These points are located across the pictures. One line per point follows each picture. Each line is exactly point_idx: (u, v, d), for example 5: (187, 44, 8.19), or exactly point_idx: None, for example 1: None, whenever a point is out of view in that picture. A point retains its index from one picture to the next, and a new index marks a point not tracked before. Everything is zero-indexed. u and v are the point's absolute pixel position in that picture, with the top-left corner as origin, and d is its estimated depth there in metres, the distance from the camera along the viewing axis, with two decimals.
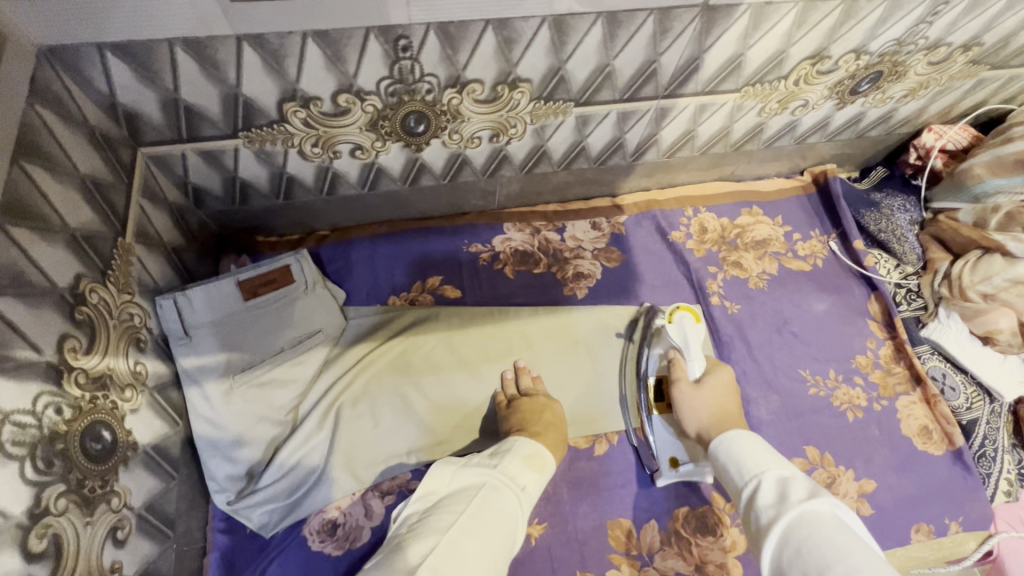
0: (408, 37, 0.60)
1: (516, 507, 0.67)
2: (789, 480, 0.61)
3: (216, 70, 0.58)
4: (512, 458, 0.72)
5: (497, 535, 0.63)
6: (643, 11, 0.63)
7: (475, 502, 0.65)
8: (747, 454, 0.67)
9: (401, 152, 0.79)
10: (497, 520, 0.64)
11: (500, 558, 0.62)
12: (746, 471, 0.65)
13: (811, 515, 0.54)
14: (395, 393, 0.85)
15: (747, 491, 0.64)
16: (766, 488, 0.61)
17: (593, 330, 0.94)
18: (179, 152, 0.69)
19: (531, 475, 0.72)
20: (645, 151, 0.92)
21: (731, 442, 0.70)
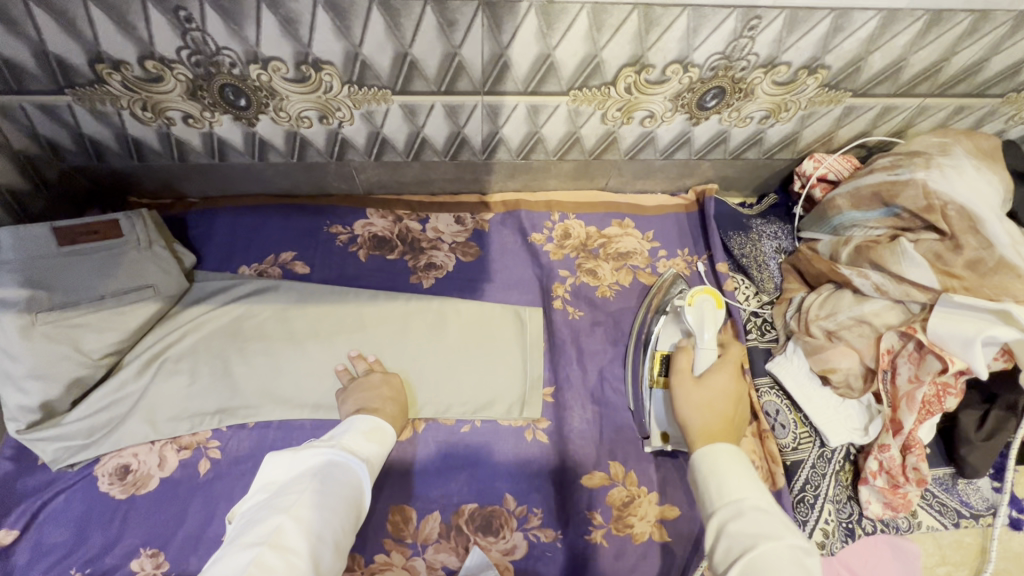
0: (186, 8, 0.64)
1: (362, 478, 0.67)
2: (758, 510, 0.53)
3: (15, 26, 0.65)
4: (350, 435, 0.72)
5: (342, 504, 0.62)
6: (417, 0, 0.65)
7: (321, 478, 0.63)
8: (729, 471, 0.58)
9: (235, 125, 0.83)
10: (341, 492, 0.63)
11: (348, 527, 0.62)
12: (722, 492, 0.56)
13: (781, 557, 0.49)
14: (219, 357, 0.88)
15: (712, 511, 0.56)
16: (744, 516, 0.53)
17: (429, 320, 0.93)
18: (18, 105, 0.77)
19: (373, 447, 0.72)
20: (495, 149, 0.93)
21: (718, 453, 0.60)
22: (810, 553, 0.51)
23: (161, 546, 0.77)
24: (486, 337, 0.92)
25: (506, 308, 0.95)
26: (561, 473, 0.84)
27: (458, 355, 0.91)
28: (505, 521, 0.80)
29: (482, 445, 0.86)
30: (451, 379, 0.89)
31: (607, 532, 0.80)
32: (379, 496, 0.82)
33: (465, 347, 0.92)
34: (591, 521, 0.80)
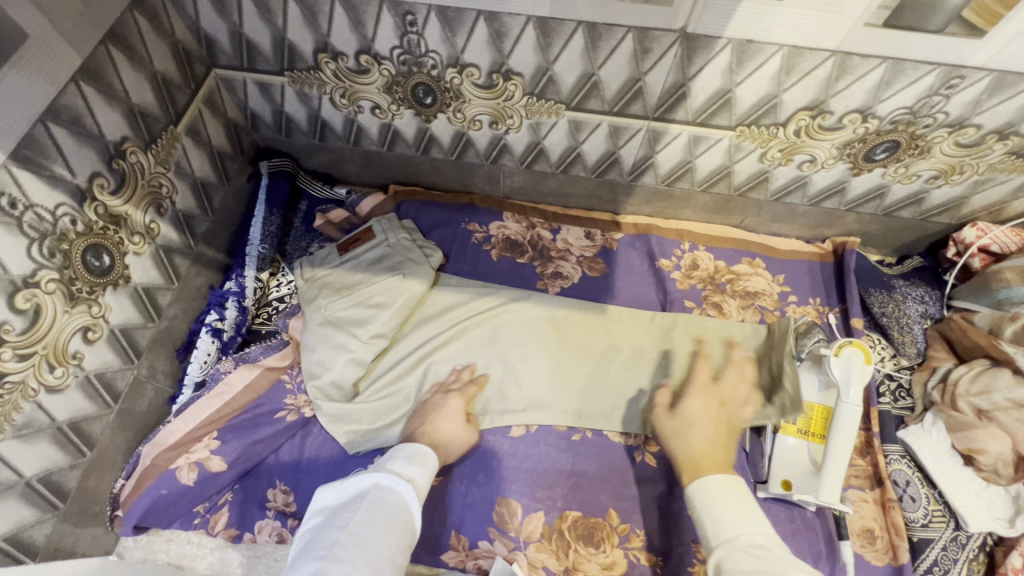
0: (414, 13, 0.71)
1: (408, 500, 0.69)
2: (756, 549, 0.60)
3: (268, 13, 0.75)
4: (393, 460, 0.74)
5: (391, 525, 0.65)
6: (621, 27, 0.69)
7: (368, 502, 0.66)
8: (723, 505, 0.64)
9: (414, 120, 0.91)
10: (391, 515, 0.66)
11: (400, 544, 0.64)
12: (725, 527, 0.63)
13: None
14: (460, 346, 0.93)
15: (717, 547, 0.62)
16: (740, 557, 0.59)
17: (584, 329, 0.96)
18: (242, 79, 0.88)
19: (417, 469, 0.74)
20: (642, 173, 0.95)
21: (708, 488, 0.66)
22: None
23: (293, 486, 0.82)
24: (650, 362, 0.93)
25: (664, 322, 0.96)
26: (667, 500, 0.83)
27: (615, 371, 0.92)
28: (607, 535, 0.81)
29: (592, 457, 0.87)
30: (614, 383, 0.91)
31: None
32: (488, 485, 0.85)
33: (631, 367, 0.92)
34: (695, 554, 0.79)
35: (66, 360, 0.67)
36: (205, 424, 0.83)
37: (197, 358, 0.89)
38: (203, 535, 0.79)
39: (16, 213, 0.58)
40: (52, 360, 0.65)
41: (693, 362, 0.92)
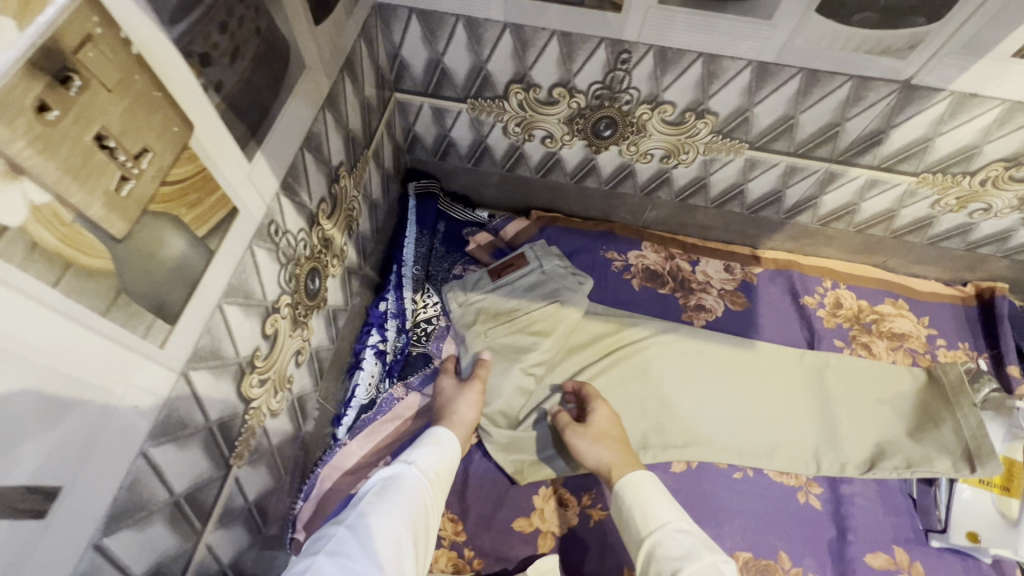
0: (631, 52, 0.72)
1: (425, 490, 0.63)
2: (682, 535, 0.61)
3: (477, 44, 0.76)
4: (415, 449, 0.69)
5: (396, 512, 0.56)
6: (842, 76, 0.69)
7: (371, 502, 0.57)
8: (649, 498, 0.66)
9: (582, 150, 0.91)
10: (402, 497, 0.59)
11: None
12: (650, 519, 0.64)
13: None
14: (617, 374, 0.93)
15: (643, 543, 0.63)
16: (669, 542, 0.60)
17: (734, 362, 0.96)
18: (419, 104, 0.89)
19: (425, 450, 0.68)
20: (800, 212, 0.96)
21: (633, 483, 0.68)
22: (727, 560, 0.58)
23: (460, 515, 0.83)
24: (804, 398, 0.93)
25: (814, 361, 0.96)
26: (838, 545, 0.82)
27: (770, 405, 0.92)
28: None
29: (755, 496, 0.86)
30: (771, 418, 0.91)
31: None
32: None
33: (785, 401, 0.92)
34: None
35: (284, 384, 0.66)
36: (376, 447, 0.84)
37: (363, 378, 0.89)
38: None
39: (277, 239, 0.57)
40: (277, 385, 0.64)
41: (852, 403, 0.91)
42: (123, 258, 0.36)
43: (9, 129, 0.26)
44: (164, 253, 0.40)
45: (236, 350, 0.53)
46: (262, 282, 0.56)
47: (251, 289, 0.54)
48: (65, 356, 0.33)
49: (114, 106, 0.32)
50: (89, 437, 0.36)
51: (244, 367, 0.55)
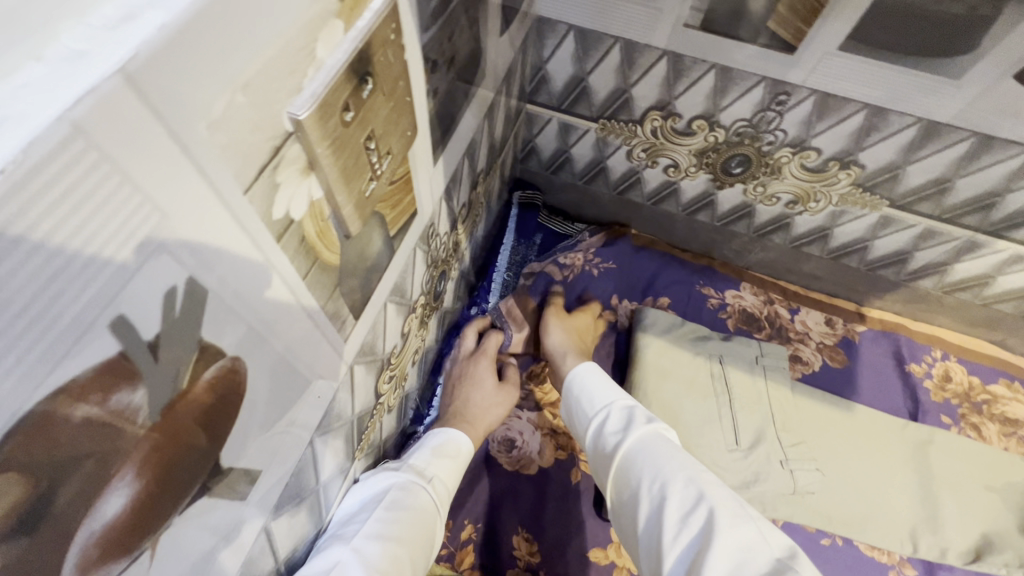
0: (790, 95, 0.70)
1: (427, 498, 0.64)
2: (624, 407, 0.69)
3: (627, 68, 0.75)
4: (420, 452, 0.69)
5: (405, 534, 0.58)
6: (1020, 146, 0.65)
7: (387, 513, 0.59)
8: (600, 384, 0.74)
9: (705, 184, 0.89)
10: (410, 517, 0.60)
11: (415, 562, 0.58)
12: (596, 402, 0.71)
13: (653, 439, 0.63)
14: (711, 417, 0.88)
15: (588, 427, 0.71)
16: (613, 416, 0.68)
17: (829, 420, 0.91)
18: (548, 117, 0.89)
19: (443, 462, 0.70)
20: (924, 276, 0.91)
21: (582, 374, 0.76)
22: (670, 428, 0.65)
23: (535, 535, 0.81)
24: (902, 471, 0.87)
25: (917, 434, 0.91)
26: None
27: (866, 474, 0.87)
28: None
29: (846, 569, 0.80)
30: (865, 487, 0.86)
31: None
32: None
33: (882, 472, 0.87)
34: None
35: (402, 381, 0.67)
36: None
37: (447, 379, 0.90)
38: (447, 570, 0.78)
39: (429, 242, 0.57)
40: (397, 382, 0.64)
41: (954, 486, 0.86)
42: (346, 254, 0.36)
43: (322, 129, 0.26)
44: (369, 251, 0.40)
45: (383, 346, 0.53)
46: (414, 282, 0.56)
47: (405, 289, 0.54)
48: (292, 348, 0.33)
49: (382, 109, 0.32)
50: (286, 426, 0.36)
51: (384, 364, 0.56)
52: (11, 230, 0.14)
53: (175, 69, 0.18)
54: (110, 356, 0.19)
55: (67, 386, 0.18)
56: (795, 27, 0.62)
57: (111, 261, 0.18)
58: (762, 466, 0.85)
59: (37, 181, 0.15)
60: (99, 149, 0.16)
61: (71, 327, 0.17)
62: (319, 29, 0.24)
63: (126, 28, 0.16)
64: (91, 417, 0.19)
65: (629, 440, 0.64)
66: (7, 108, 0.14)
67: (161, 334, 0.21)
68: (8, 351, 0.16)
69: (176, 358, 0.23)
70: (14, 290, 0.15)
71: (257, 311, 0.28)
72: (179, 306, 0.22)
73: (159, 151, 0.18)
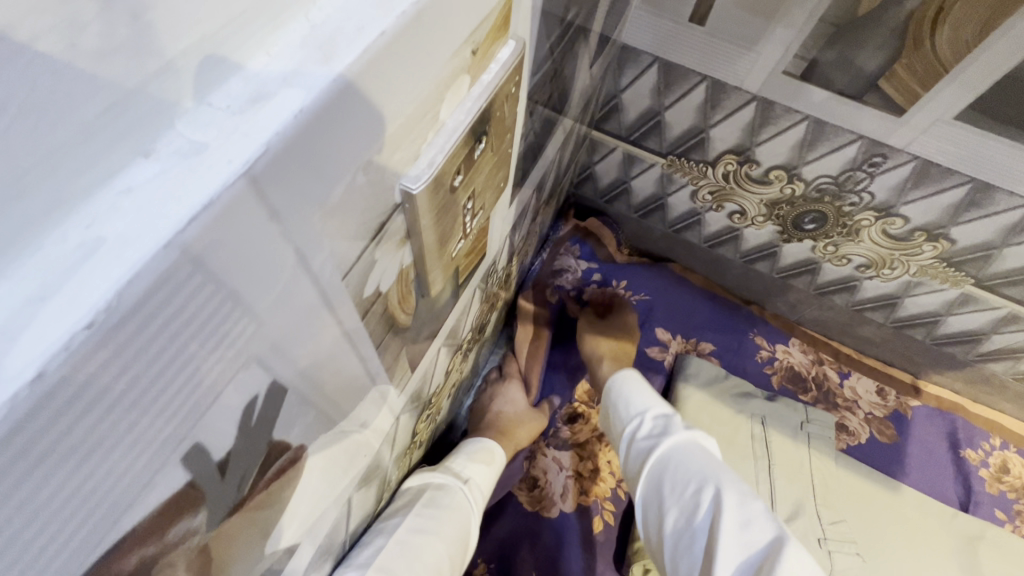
0: (886, 158, 0.64)
1: (464, 499, 0.60)
2: (659, 417, 0.63)
3: (709, 109, 0.70)
4: (456, 453, 0.66)
5: (441, 531, 0.54)
6: None
7: (424, 506, 0.55)
8: (634, 389, 0.68)
9: (771, 234, 0.84)
10: (447, 515, 0.56)
11: (451, 557, 0.54)
12: (630, 405, 0.66)
13: (686, 451, 0.57)
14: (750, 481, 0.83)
15: (621, 429, 0.66)
16: (645, 425, 0.62)
17: (873, 501, 0.85)
18: (613, 146, 0.85)
19: (478, 467, 0.66)
20: (996, 359, 0.85)
21: (621, 379, 0.70)
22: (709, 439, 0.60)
23: None
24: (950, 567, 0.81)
25: (969, 528, 0.84)
26: None
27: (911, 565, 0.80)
28: None
29: None
30: None
31: None
32: None
33: (929, 566, 0.81)
34: None
35: (437, 414, 0.63)
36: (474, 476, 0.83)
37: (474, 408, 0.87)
38: None
39: (488, 280, 0.54)
40: (432, 418, 0.61)
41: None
42: (420, 313, 0.32)
43: (431, 200, 0.23)
44: (439, 304, 0.36)
45: (428, 388, 0.50)
46: (467, 321, 0.52)
47: (459, 330, 0.50)
48: (352, 421, 0.30)
49: (487, 167, 0.28)
50: (332, 491, 0.33)
51: (425, 406, 0.52)
52: (90, 387, 0.11)
53: (301, 163, 0.14)
54: (177, 489, 0.16)
55: (126, 535, 0.14)
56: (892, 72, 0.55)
57: (196, 387, 0.14)
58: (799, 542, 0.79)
59: (133, 324, 0.11)
60: (207, 270, 0.13)
61: (141, 473, 0.14)
62: (447, 88, 0.21)
63: (255, 115, 0.13)
64: (146, 558, 0.16)
65: (658, 450, 0.59)
66: (105, 227, 0.11)
67: (233, 449, 0.18)
68: (64, 522, 0.12)
69: (243, 468, 0.19)
70: (86, 450, 0.12)
71: (330, 395, 0.24)
72: (256, 415, 0.18)
73: (268, 255, 0.15)
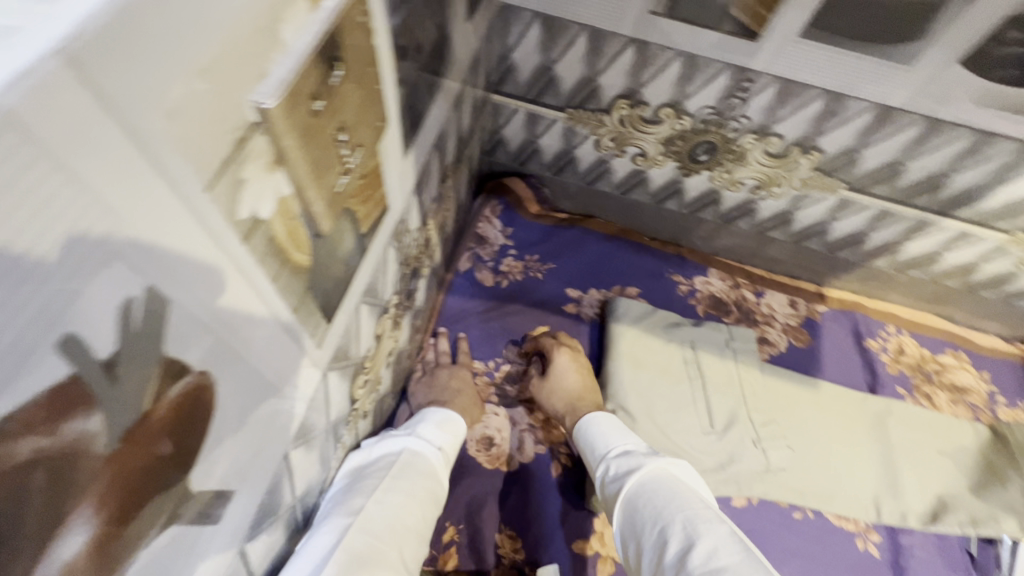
0: (753, 82, 0.71)
1: (434, 466, 0.61)
2: (627, 453, 0.67)
3: (594, 56, 0.74)
4: (425, 423, 0.66)
5: (416, 493, 0.56)
6: (965, 128, 0.69)
7: (397, 474, 0.57)
8: (605, 429, 0.73)
9: (672, 171, 0.90)
10: (418, 480, 0.57)
11: (425, 516, 0.56)
12: (601, 448, 0.71)
13: (655, 483, 0.60)
14: (688, 401, 0.90)
15: (598, 470, 0.69)
16: (616, 464, 0.66)
17: (796, 400, 0.94)
18: (514, 108, 0.87)
19: (445, 436, 0.66)
20: (878, 255, 0.95)
21: (594, 423, 0.75)
22: (674, 465, 0.63)
23: (519, 532, 0.80)
24: (866, 443, 0.92)
25: (878, 406, 0.95)
26: None
27: (834, 448, 0.90)
28: None
29: (817, 540, 0.84)
30: (833, 463, 0.89)
31: None
32: None
33: (849, 446, 0.91)
34: None
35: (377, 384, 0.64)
36: None
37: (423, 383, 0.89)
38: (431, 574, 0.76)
39: (402, 239, 0.55)
40: (373, 386, 0.62)
41: (912, 452, 0.91)
42: (319, 254, 0.34)
43: (290, 120, 0.24)
44: (340, 249, 0.38)
45: (358, 348, 0.51)
46: (387, 282, 0.54)
47: (378, 289, 0.52)
48: (262, 360, 0.31)
49: (353, 99, 0.30)
50: (263, 439, 0.34)
51: (358, 368, 0.54)
52: None
53: (122, 49, 0.15)
54: (59, 380, 0.17)
55: (12, 419, 0.16)
56: (763, 20, 0.62)
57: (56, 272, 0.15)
58: (735, 446, 0.87)
59: None
60: (36, 142, 0.14)
61: (12, 350, 0.15)
62: (284, 8, 0.22)
63: (59, 2, 0.14)
64: (43, 450, 0.17)
65: (626, 486, 0.62)
66: None
67: (119, 351, 0.19)
68: None
69: (138, 376, 0.20)
70: None
71: (225, 319, 0.25)
72: (138, 321, 0.19)
73: (106, 141, 0.16)
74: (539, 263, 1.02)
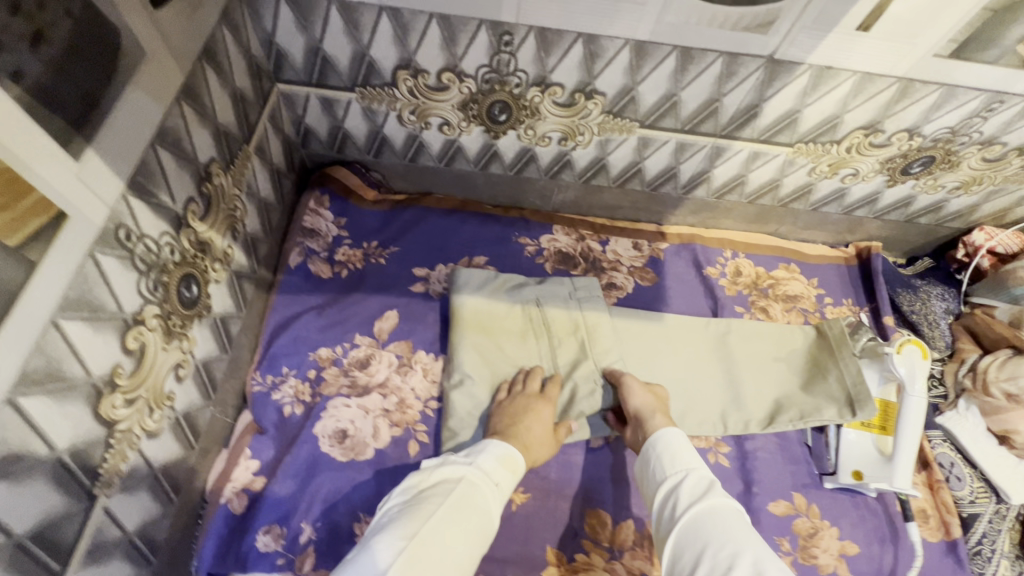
0: (512, 34, 0.72)
1: (484, 491, 0.66)
2: (703, 477, 0.67)
3: (354, 29, 0.73)
4: (485, 455, 0.71)
5: (465, 524, 0.61)
6: (713, 52, 0.73)
7: (446, 502, 0.62)
8: (678, 448, 0.71)
9: (481, 136, 0.90)
10: (464, 507, 0.63)
11: (470, 544, 0.61)
12: (667, 464, 0.70)
13: (724, 511, 0.61)
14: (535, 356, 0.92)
15: (661, 483, 0.69)
16: (690, 484, 0.66)
17: (645, 335, 0.97)
18: (305, 95, 0.84)
19: (504, 469, 0.71)
20: (695, 187, 1.00)
21: (670, 435, 0.73)
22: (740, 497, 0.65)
23: None
24: (711, 363, 0.96)
25: (720, 326, 1.00)
26: (745, 499, 0.87)
27: (682, 373, 0.95)
28: None
29: None
30: (682, 388, 0.93)
31: (796, 560, 0.83)
32: (577, 499, 0.84)
33: (697, 369, 0.95)
34: (780, 547, 0.84)
35: (162, 401, 0.61)
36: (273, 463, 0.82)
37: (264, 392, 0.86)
38: None
39: (129, 245, 0.52)
40: (152, 404, 0.59)
41: (753, 362, 0.96)
42: None
43: None
44: None
45: (84, 367, 0.48)
46: (115, 292, 0.51)
47: (98, 302, 0.49)
48: None
49: None
50: None
51: (101, 388, 0.51)
52: None
53: None
54: None
55: None
56: None
57: None
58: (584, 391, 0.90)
59: None
60: None
61: None
62: None
63: None
64: None
65: (706, 512, 0.62)
66: None
67: None
68: None
69: None
70: None
71: None
72: None
73: None
74: (379, 249, 1.00)
